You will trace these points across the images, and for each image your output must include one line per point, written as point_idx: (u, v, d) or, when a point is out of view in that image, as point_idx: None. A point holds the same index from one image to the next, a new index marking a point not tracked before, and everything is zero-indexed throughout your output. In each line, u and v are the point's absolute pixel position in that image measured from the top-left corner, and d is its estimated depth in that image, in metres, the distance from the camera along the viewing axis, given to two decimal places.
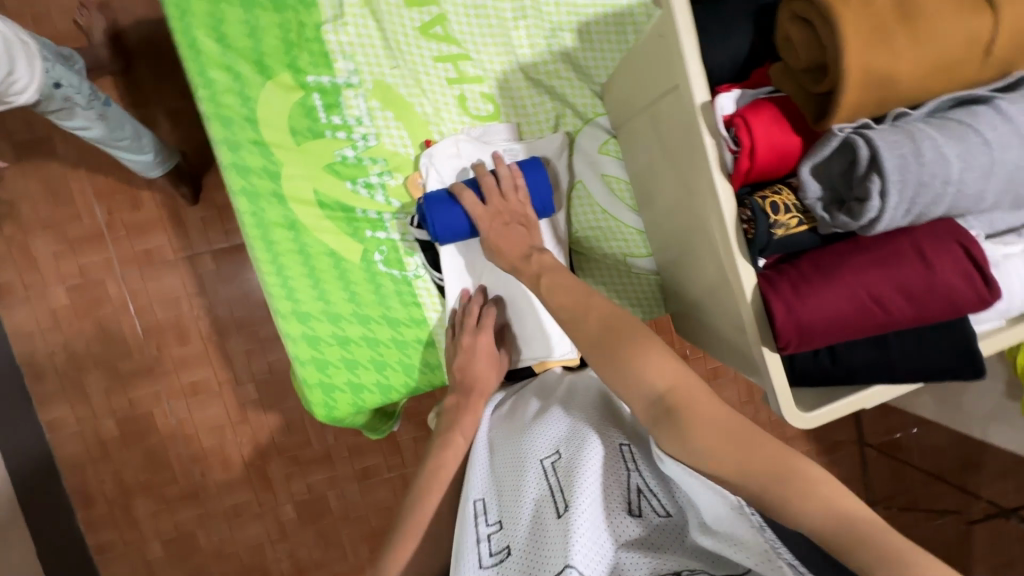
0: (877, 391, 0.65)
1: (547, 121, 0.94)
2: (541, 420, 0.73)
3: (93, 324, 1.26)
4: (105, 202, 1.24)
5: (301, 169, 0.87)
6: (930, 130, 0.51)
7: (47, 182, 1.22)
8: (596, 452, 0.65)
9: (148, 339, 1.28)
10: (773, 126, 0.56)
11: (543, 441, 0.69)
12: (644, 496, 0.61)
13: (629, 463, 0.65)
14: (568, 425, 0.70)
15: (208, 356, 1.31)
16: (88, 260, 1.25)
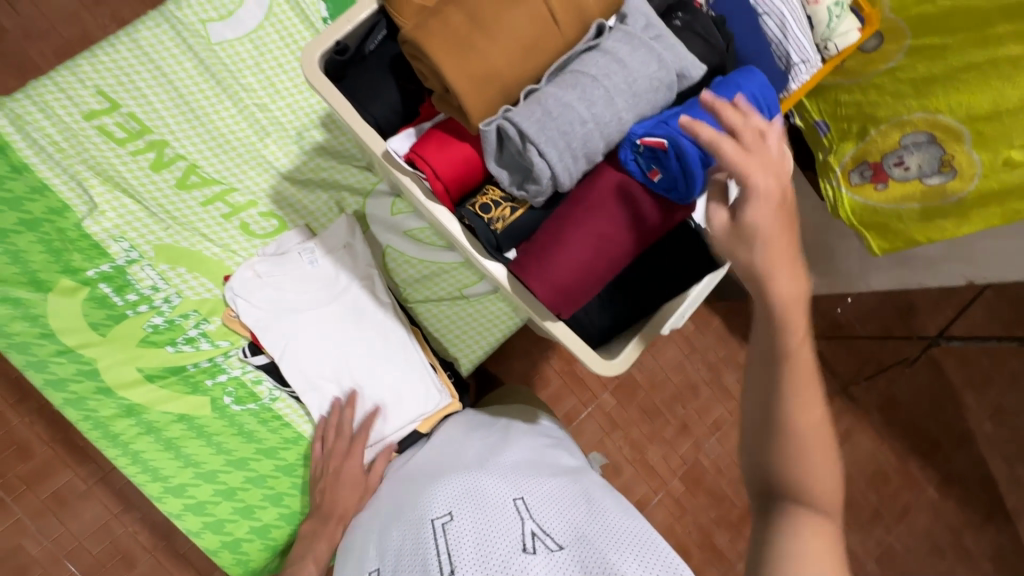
0: (669, 311, 0.70)
1: (331, 208, 0.99)
2: (440, 480, 0.73)
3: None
4: None
5: (115, 355, 0.88)
6: (551, 92, 0.59)
7: None
8: (490, 507, 0.67)
9: None
10: (442, 147, 0.62)
11: (438, 501, 0.70)
12: (539, 537, 0.64)
13: (524, 510, 0.67)
14: (461, 482, 0.71)
15: (160, 565, 1.26)
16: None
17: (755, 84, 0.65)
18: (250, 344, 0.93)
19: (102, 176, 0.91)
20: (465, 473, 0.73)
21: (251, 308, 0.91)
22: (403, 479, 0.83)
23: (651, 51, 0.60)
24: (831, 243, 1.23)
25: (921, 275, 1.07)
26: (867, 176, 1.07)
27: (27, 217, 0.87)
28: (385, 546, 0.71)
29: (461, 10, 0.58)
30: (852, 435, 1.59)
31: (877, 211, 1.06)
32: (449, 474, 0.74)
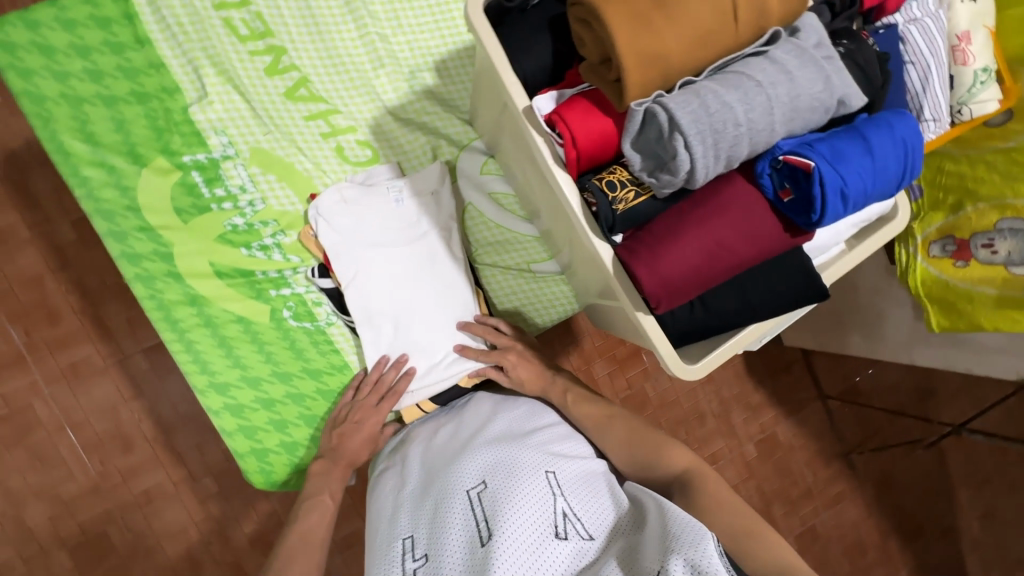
0: (749, 332, 0.70)
1: (425, 153, 1.00)
2: (469, 446, 0.71)
3: (26, 453, 1.24)
4: (22, 326, 1.25)
5: (191, 244, 0.89)
6: (712, 86, 0.58)
7: None
8: (522, 478, 0.64)
9: (90, 455, 1.26)
10: (586, 115, 0.62)
11: (470, 470, 0.68)
12: (571, 520, 0.61)
13: (556, 485, 0.64)
14: (493, 450, 0.69)
15: (156, 459, 1.28)
16: (13, 389, 1.24)
17: (907, 128, 0.63)
18: (320, 266, 0.94)
19: (218, 67, 0.91)
20: (495, 441, 0.71)
21: (331, 232, 0.91)
22: (432, 435, 0.80)
23: (820, 69, 0.59)
24: (885, 310, 1.23)
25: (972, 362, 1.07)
26: (950, 250, 1.08)
27: (140, 90, 0.88)
28: (414, 508, 0.69)
29: None
30: (841, 502, 1.60)
31: (951, 288, 1.06)
32: (480, 438, 0.72)
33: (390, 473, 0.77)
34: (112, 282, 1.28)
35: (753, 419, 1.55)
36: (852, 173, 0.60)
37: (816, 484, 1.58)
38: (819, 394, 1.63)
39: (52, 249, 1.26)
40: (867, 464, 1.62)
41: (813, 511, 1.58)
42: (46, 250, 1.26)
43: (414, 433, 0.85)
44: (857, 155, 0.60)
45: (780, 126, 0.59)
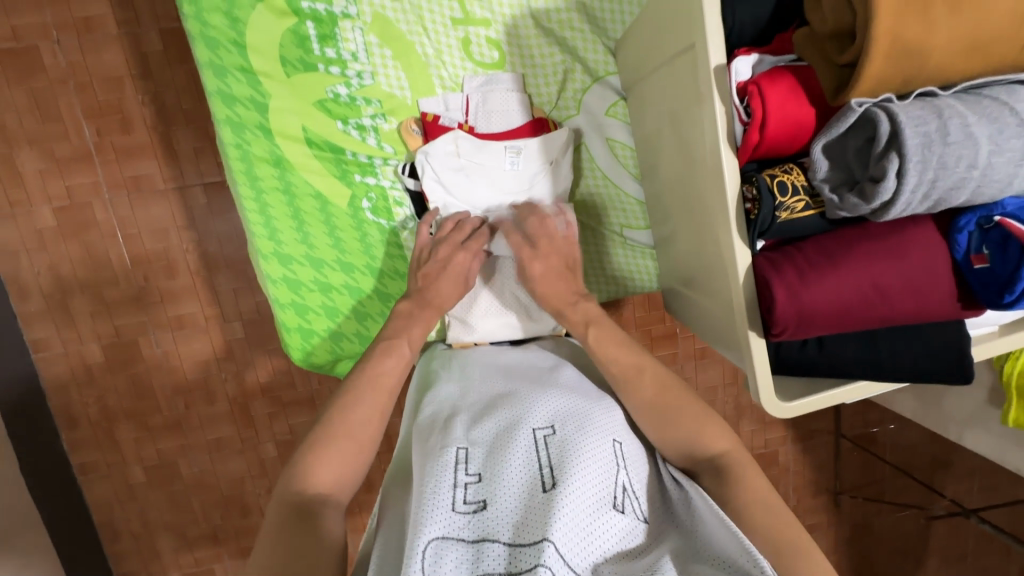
0: (859, 386, 0.63)
1: (555, 75, 0.89)
2: (542, 390, 0.71)
3: (78, 248, 1.26)
4: (95, 123, 1.22)
5: (290, 102, 0.83)
6: (961, 108, 0.47)
7: (35, 97, 1.19)
8: (595, 439, 0.65)
9: (136, 267, 1.28)
10: (788, 98, 0.51)
11: (540, 411, 0.68)
12: (629, 495, 0.62)
13: (621, 457, 0.66)
14: (567, 401, 0.69)
15: (195, 290, 1.31)
16: (75, 181, 1.24)
17: None
18: (412, 164, 0.87)
19: None
20: (569, 393, 0.71)
21: (447, 141, 0.84)
22: (492, 365, 0.81)
23: None
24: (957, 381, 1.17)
25: None
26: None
27: None
28: (474, 424, 0.68)
29: None
30: (814, 532, 1.63)
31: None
32: (552, 385, 0.72)
33: (445, 384, 0.77)
34: (188, 105, 1.23)
35: (760, 433, 1.57)
36: None
37: (798, 509, 1.60)
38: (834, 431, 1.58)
39: (135, 52, 1.20)
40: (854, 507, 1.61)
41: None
42: (129, 51, 1.20)
43: (472, 355, 0.85)
44: None
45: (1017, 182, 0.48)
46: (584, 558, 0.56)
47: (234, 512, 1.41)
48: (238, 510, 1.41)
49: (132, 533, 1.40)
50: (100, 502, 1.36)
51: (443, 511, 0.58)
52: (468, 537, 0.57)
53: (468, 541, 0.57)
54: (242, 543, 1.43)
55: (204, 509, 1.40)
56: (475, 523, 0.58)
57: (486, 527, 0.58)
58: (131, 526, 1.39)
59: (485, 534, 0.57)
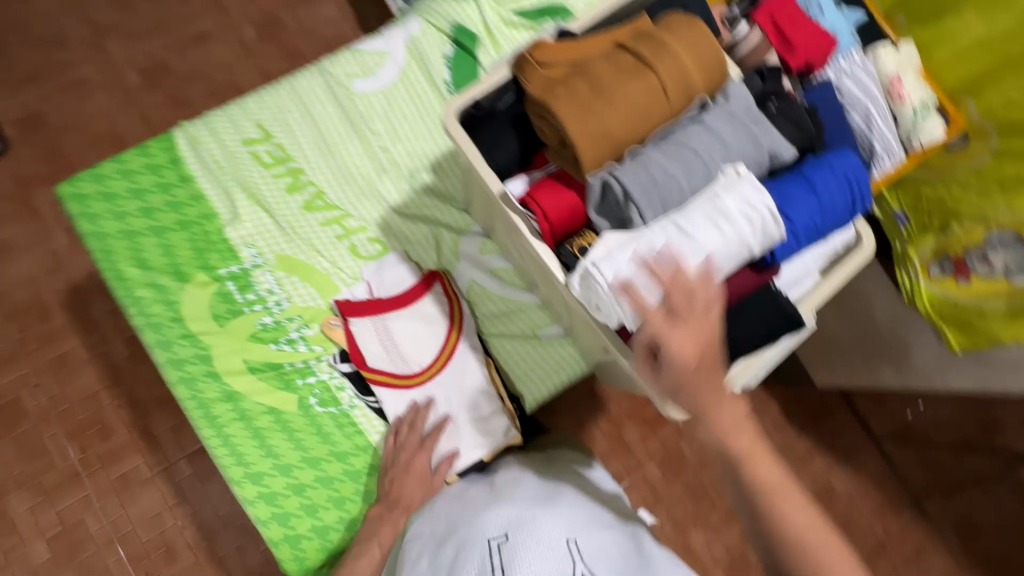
0: (739, 367, 0.75)
1: (429, 243, 1.11)
2: (495, 505, 0.82)
3: (77, 570, 1.30)
4: (77, 442, 1.36)
5: (227, 345, 1.00)
6: (655, 157, 0.67)
7: (23, 442, 1.34)
8: (541, 542, 0.73)
9: (136, 567, 1.31)
10: (551, 193, 0.72)
11: (492, 523, 0.78)
12: None
13: (575, 552, 0.73)
14: (516, 509, 0.79)
15: (199, 566, 1.32)
16: (66, 503, 1.33)
17: (847, 165, 0.71)
18: (342, 351, 1.03)
19: (248, 191, 1.06)
20: (523, 501, 0.81)
21: (360, 289, 1.06)
22: (458, 499, 0.89)
23: (748, 130, 0.68)
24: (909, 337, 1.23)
25: (1002, 379, 1.05)
26: (949, 269, 1.11)
27: (183, 219, 1.03)
28: (439, 557, 0.79)
29: (587, 83, 0.68)
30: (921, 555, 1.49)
31: (959, 305, 1.07)
32: (508, 499, 0.82)
33: (421, 524, 0.88)
34: (157, 391, 1.40)
35: (804, 472, 1.55)
36: (798, 214, 0.68)
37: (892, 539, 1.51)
38: (872, 436, 1.57)
39: (104, 366, 1.40)
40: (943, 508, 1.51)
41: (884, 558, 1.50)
42: (98, 367, 1.40)
43: (443, 494, 0.94)
44: (800, 195, 0.68)
45: (719, 172, 0.67)
46: None
47: None
48: None
49: None
50: None
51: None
52: None
53: None
54: None
55: None
56: None
57: None
58: None
59: None
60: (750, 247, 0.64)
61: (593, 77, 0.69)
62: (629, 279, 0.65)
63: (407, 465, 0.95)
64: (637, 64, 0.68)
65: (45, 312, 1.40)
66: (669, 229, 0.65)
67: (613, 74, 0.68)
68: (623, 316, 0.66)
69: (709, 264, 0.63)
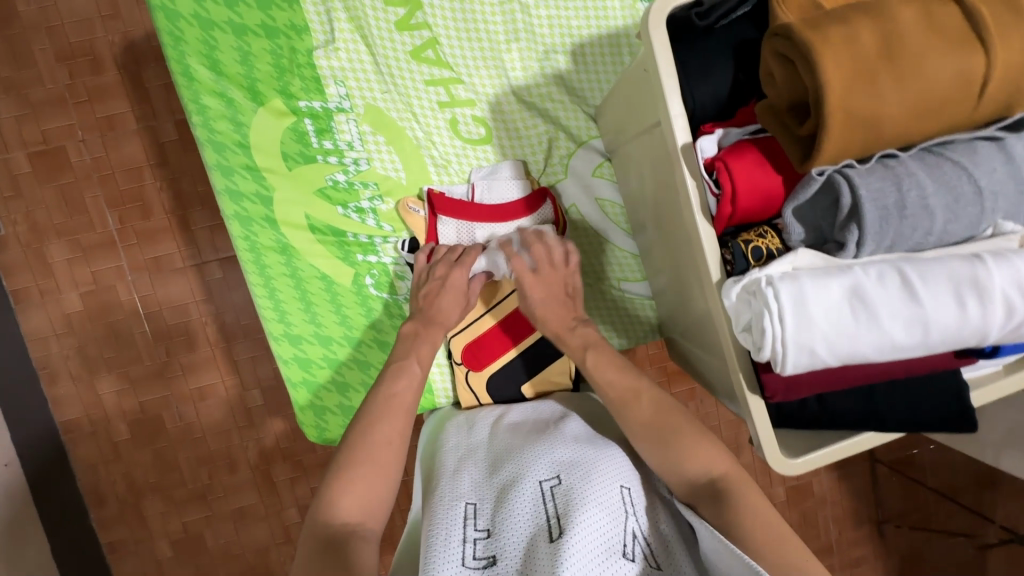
0: (864, 438, 0.63)
1: (540, 145, 0.93)
2: (547, 440, 0.76)
3: (105, 328, 1.32)
4: (116, 210, 1.30)
5: (292, 193, 0.88)
6: (918, 173, 0.49)
7: (62, 193, 1.28)
8: (600, 485, 0.69)
9: (158, 344, 1.33)
10: (754, 169, 0.54)
11: (544, 462, 0.72)
12: (637, 542, 0.66)
13: (628, 503, 0.69)
14: (571, 450, 0.74)
15: (216, 362, 1.35)
16: (100, 266, 1.31)
17: None
18: (411, 240, 0.91)
19: (351, 14, 0.85)
20: (577, 445, 0.75)
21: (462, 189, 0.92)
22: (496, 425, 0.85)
23: None
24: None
25: None
26: None
27: (269, 24, 0.84)
28: (483, 481, 0.74)
29: (876, 34, 0.47)
30: (859, 565, 1.52)
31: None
32: (560, 436, 0.76)
33: (452, 439, 0.84)
34: (201, 187, 1.31)
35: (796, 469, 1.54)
36: None
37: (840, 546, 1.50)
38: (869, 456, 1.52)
39: (152, 142, 1.29)
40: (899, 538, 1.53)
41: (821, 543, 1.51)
42: (146, 141, 1.29)
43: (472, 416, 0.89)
44: None
45: (985, 226, 0.50)
46: None
47: None
48: None
49: None
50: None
51: (458, 553, 0.65)
52: None
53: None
54: None
55: None
56: None
57: None
58: None
59: None
60: (983, 337, 0.48)
61: (889, 28, 0.47)
62: (810, 318, 0.50)
63: (444, 281, 0.85)
64: (960, 32, 0.46)
65: (97, 62, 1.26)
66: (890, 277, 0.49)
67: (919, 34, 0.46)
68: (776, 357, 0.53)
69: (922, 341, 0.49)
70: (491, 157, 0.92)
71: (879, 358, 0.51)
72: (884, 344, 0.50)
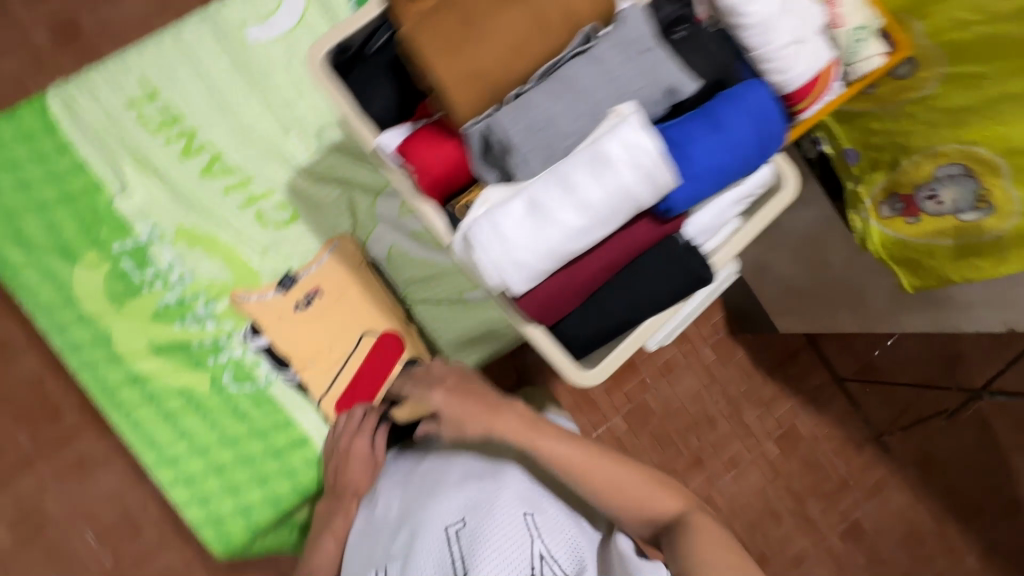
0: (646, 326, 0.68)
1: (341, 205, 1.02)
2: (443, 489, 0.81)
3: (42, 553, 1.16)
4: None
5: (128, 327, 0.94)
6: (542, 96, 0.59)
7: None
8: (500, 521, 0.75)
9: (94, 549, 1.17)
10: (430, 146, 0.63)
11: (450, 508, 0.79)
12: (546, 561, 0.73)
13: (533, 526, 0.76)
14: (470, 492, 0.80)
15: (163, 542, 1.19)
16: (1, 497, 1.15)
17: (757, 98, 0.63)
18: (251, 326, 0.96)
19: (136, 159, 0.97)
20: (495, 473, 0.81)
21: None
22: (410, 474, 0.88)
23: (639, 64, 0.59)
24: (863, 282, 1.08)
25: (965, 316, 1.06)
26: (900, 208, 0.95)
27: (67, 192, 0.95)
28: (397, 539, 0.80)
29: (454, 8, 0.59)
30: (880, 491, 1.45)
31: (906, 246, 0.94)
32: (446, 490, 0.81)
33: (377, 502, 0.88)
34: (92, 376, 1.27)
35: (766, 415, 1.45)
36: (699, 153, 0.61)
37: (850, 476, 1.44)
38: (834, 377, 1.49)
39: None
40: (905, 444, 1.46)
41: (854, 503, 1.45)
42: None
43: (381, 483, 0.91)
44: (703, 133, 0.61)
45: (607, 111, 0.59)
46: None
47: None
48: None
49: None
50: None
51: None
52: None
53: None
54: None
55: None
56: None
57: None
58: None
59: None
60: (635, 196, 0.57)
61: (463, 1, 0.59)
62: (507, 240, 0.58)
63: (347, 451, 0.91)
64: None
65: None
66: (550, 178, 0.58)
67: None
68: (501, 282, 0.60)
69: (593, 218, 0.57)
70: (302, 232, 1.01)
71: (575, 246, 0.59)
72: (568, 233, 0.58)
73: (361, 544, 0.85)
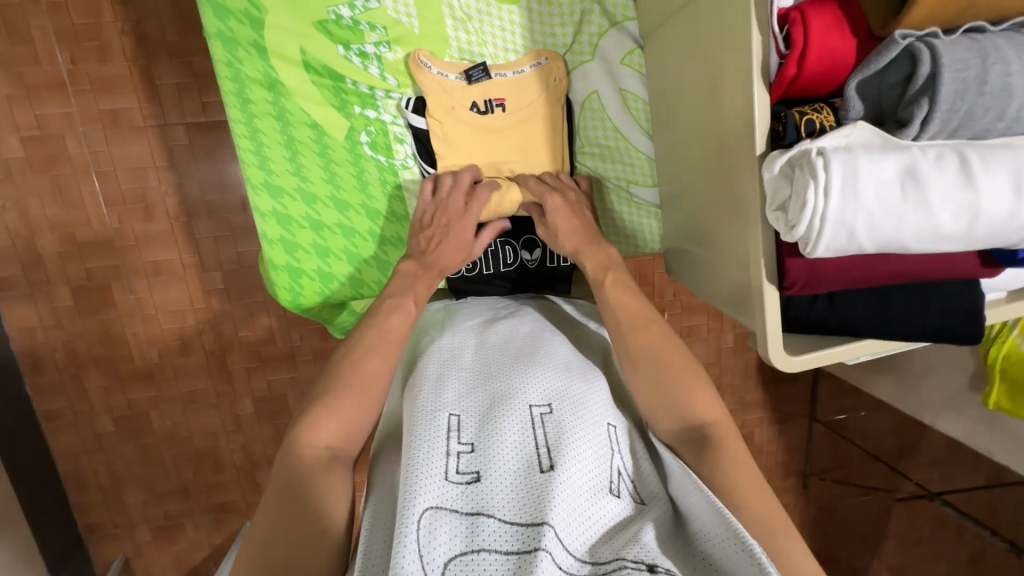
0: (867, 344, 0.62)
1: (571, 16, 0.84)
2: (533, 365, 0.74)
3: (51, 184, 1.14)
4: (70, 49, 1.09)
5: (287, 19, 0.77)
6: (1006, 50, 0.45)
7: (4, 22, 1.06)
8: (589, 424, 0.68)
9: (109, 209, 1.18)
10: (831, 30, 0.49)
11: (535, 389, 0.71)
12: (623, 478, 0.67)
13: (615, 440, 0.70)
14: (562, 380, 0.72)
15: (173, 236, 1.21)
16: (47, 112, 1.11)
17: None
18: (417, 99, 0.83)
19: None
20: (580, 374, 0.75)
21: None
22: (490, 334, 0.80)
23: None
24: None
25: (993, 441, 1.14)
26: None
27: None
28: (467, 393, 0.71)
29: None
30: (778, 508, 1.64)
31: None
32: (538, 365, 0.74)
33: (442, 342, 0.79)
34: (172, 38, 1.11)
35: (737, 414, 1.54)
36: None
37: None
38: (809, 414, 1.60)
39: None
40: (822, 489, 1.65)
41: None
42: None
43: (452, 327, 0.82)
44: None
45: None
46: (581, 538, 0.60)
47: (207, 467, 1.35)
48: (211, 465, 1.35)
49: (99, 484, 1.32)
50: (69, 453, 1.29)
51: (440, 498, 0.60)
52: (462, 509, 0.60)
53: (506, 520, 0.59)
54: (217, 496, 1.38)
55: (176, 461, 1.33)
56: (468, 494, 0.61)
57: (480, 501, 0.61)
58: (97, 478, 1.32)
59: (478, 507, 0.60)
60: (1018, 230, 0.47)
61: None
62: (856, 193, 0.47)
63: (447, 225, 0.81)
64: None
65: None
66: (948, 158, 0.47)
67: None
68: (809, 236, 0.50)
69: (965, 230, 0.47)
70: (515, 20, 0.83)
71: (912, 247, 0.49)
72: (925, 230, 0.47)
73: (417, 382, 0.73)
